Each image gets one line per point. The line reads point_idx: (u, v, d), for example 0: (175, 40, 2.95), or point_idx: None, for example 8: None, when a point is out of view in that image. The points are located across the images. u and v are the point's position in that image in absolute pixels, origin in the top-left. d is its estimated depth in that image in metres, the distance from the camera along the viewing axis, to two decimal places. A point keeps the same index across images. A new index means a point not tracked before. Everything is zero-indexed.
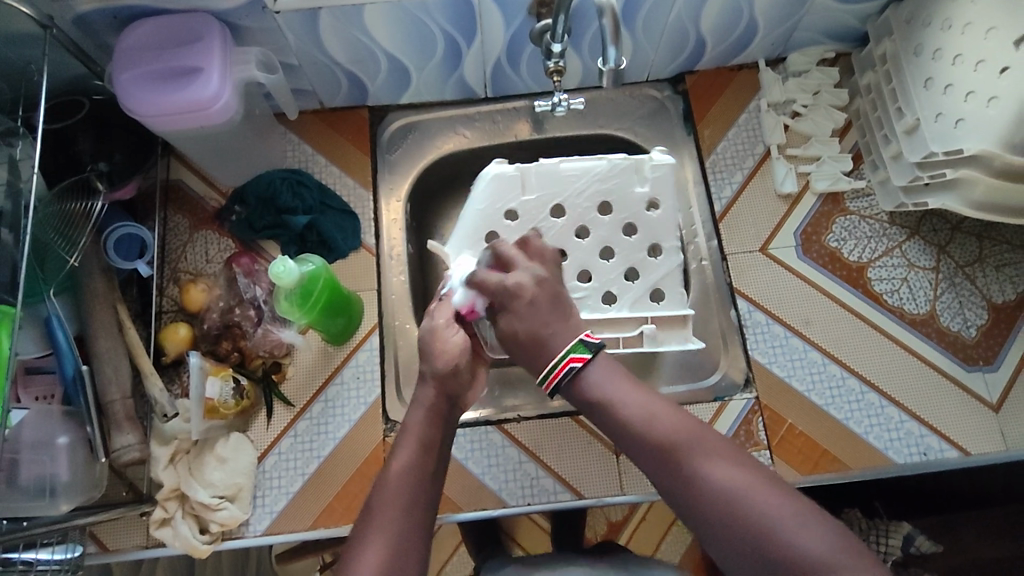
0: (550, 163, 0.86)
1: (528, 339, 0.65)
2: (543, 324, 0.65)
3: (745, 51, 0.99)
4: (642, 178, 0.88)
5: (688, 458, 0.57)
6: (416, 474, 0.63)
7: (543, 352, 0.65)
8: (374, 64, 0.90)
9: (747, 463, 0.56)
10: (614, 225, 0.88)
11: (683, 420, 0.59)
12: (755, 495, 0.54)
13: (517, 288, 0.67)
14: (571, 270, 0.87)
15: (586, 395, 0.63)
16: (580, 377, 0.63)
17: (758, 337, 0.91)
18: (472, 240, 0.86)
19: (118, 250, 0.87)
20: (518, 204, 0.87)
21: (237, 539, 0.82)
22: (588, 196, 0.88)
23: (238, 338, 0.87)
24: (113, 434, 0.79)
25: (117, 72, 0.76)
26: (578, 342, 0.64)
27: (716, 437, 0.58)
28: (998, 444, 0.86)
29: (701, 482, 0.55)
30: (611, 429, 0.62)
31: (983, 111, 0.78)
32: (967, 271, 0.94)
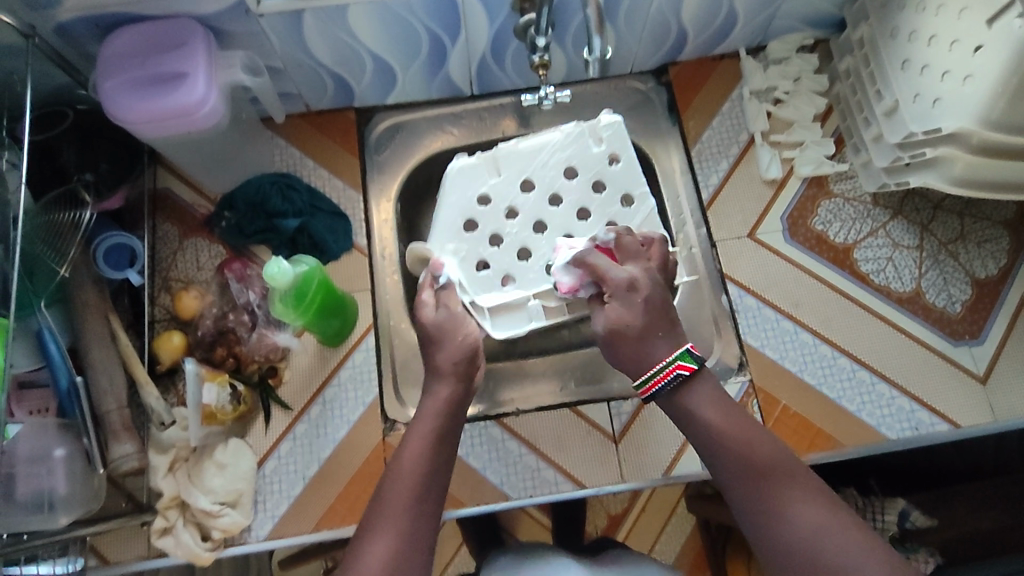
0: (509, 145, 0.88)
1: (624, 344, 0.69)
2: (644, 330, 0.68)
3: (726, 39, 1.00)
4: (597, 138, 0.89)
5: (781, 490, 0.62)
6: (425, 466, 0.66)
7: (643, 360, 0.68)
8: (358, 65, 0.90)
9: (833, 502, 0.62)
10: (585, 184, 0.89)
11: (779, 452, 0.64)
12: (839, 534, 0.59)
13: (633, 282, 0.70)
14: (553, 235, 0.88)
15: (686, 408, 0.68)
16: (681, 386, 0.68)
17: (750, 321, 0.92)
18: (452, 231, 0.87)
19: (108, 260, 0.87)
20: (488, 187, 0.88)
21: (240, 545, 0.82)
22: (554, 167, 0.89)
23: (233, 342, 0.86)
24: (110, 443, 0.79)
25: (101, 81, 0.76)
26: (685, 351, 0.68)
27: (808, 475, 0.63)
28: (986, 415, 0.88)
29: (792, 517, 0.60)
30: (703, 448, 0.67)
31: (960, 89, 0.78)
32: (950, 248, 0.96)
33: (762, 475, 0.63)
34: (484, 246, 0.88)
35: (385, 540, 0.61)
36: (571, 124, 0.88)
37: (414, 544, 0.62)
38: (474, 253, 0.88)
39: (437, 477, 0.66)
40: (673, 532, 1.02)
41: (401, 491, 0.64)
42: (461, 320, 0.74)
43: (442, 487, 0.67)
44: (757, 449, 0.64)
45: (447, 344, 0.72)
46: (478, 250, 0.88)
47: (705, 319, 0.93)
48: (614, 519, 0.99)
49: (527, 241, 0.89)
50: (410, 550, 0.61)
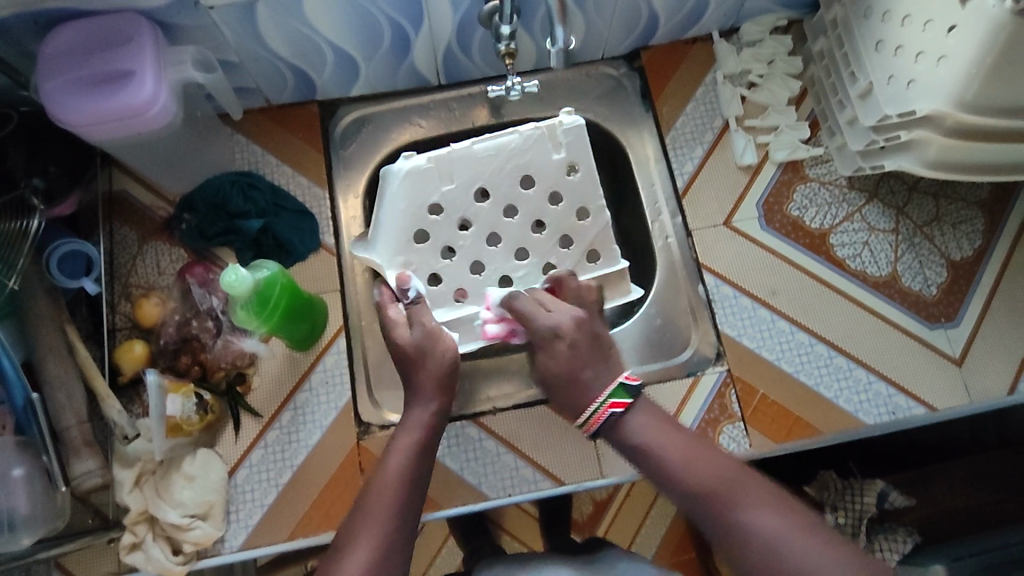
0: (463, 147, 0.81)
1: (565, 379, 0.70)
2: (580, 370, 0.70)
3: (698, 23, 0.98)
4: (556, 144, 0.84)
5: (731, 505, 0.61)
6: (406, 476, 0.66)
7: (584, 397, 0.69)
8: (319, 56, 0.87)
9: (787, 507, 0.61)
10: (540, 197, 0.86)
11: (727, 469, 0.64)
12: (799, 543, 0.59)
13: (557, 328, 0.71)
14: (507, 250, 0.87)
15: (625, 438, 0.67)
16: (619, 420, 0.68)
17: (727, 311, 0.91)
18: (401, 243, 0.84)
19: (62, 269, 0.83)
20: (440, 195, 0.84)
21: (213, 557, 0.80)
22: (511, 173, 0.84)
23: (197, 350, 0.84)
24: (72, 461, 0.77)
25: (42, 82, 0.72)
26: (619, 386, 0.68)
27: (759, 483, 0.63)
28: (962, 398, 0.88)
29: (747, 533, 0.60)
30: (649, 472, 0.66)
31: (933, 70, 0.77)
32: (925, 231, 0.95)
33: (716, 495, 0.62)
34: (436, 259, 0.86)
35: (364, 551, 0.61)
36: (531, 125, 0.82)
37: (389, 556, 0.62)
38: (425, 266, 0.86)
39: (420, 491, 0.67)
40: (656, 520, 1.04)
41: (378, 500, 0.64)
42: (440, 334, 0.74)
43: (422, 501, 0.67)
44: (703, 475, 0.63)
45: (430, 359, 0.73)
46: (430, 262, 0.86)
47: (682, 309, 0.93)
48: (599, 506, 1.01)
49: (481, 253, 0.87)
50: (387, 562, 0.61)
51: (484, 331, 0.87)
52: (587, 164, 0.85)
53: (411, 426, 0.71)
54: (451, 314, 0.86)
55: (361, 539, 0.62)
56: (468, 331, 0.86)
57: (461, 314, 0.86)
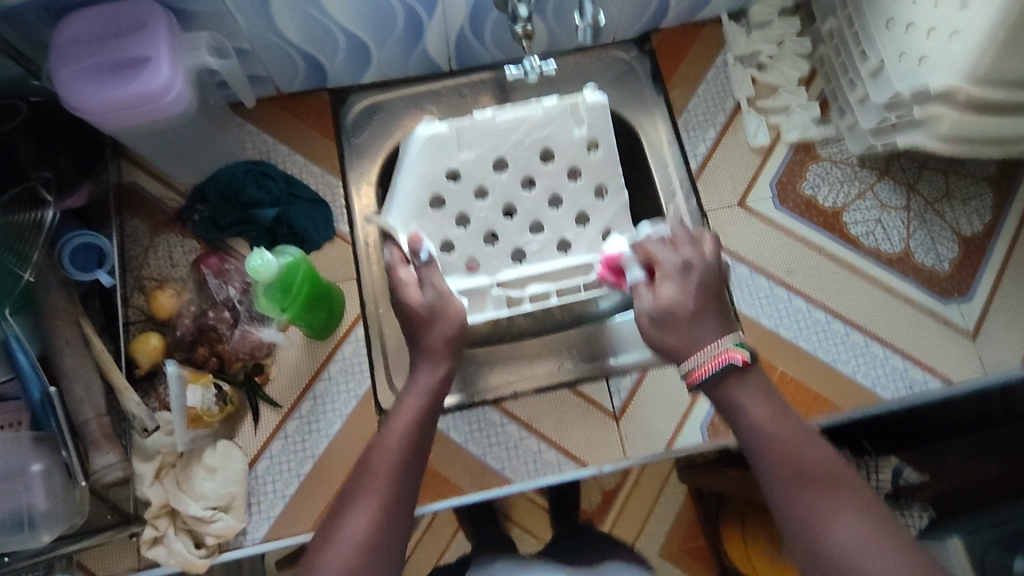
0: (484, 117, 0.80)
1: (679, 321, 0.64)
2: (695, 319, 0.64)
3: (707, 5, 0.98)
4: (578, 120, 0.82)
5: (816, 490, 0.57)
6: (415, 435, 0.66)
7: (692, 347, 0.64)
8: (331, 43, 0.86)
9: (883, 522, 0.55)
10: (559, 171, 0.84)
11: (830, 461, 0.58)
12: (884, 557, 0.53)
13: (686, 270, 0.67)
14: (521, 223, 0.85)
15: (728, 397, 0.63)
16: (732, 374, 0.62)
17: (744, 291, 0.92)
18: (416, 208, 0.82)
19: (74, 262, 0.81)
20: (458, 164, 0.81)
21: (235, 549, 0.80)
22: (530, 146, 0.82)
23: (214, 341, 0.82)
24: (91, 454, 0.74)
25: (56, 69, 0.70)
26: (739, 342, 0.62)
27: (862, 491, 0.57)
28: (977, 368, 0.91)
29: (832, 527, 0.55)
30: (743, 436, 0.62)
31: (946, 46, 0.77)
32: (936, 207, 0.96)
33: (811, 480, 0.57)
34: (450, 227, 0.84)
35: (366, 513, 0.59)
36: (555, 100, 0.81)
37: (392, 512, 0.60)
38: (439, 233, 0.83)
39: (422, 458, 0.65)
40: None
41: (383, 460, 0.63)
42: (449, 301, 0.73)
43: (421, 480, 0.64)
44: (805, 457, 0.59)
45: (437, 324, 0.72)
46: (444, 229, 0.83)
47: None
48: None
49: (494, 225, 0.85)
50: (389, 526, 0.59)
51: (493, 303, 0.83)
52: (609, 143, 0.84)
53: (418, 390, 0.70)
54: (464, 282, 0.83)
55: (365, 500, 0.60)
56: (477, 300, 0.84)
57: (475, 283, 0.83)
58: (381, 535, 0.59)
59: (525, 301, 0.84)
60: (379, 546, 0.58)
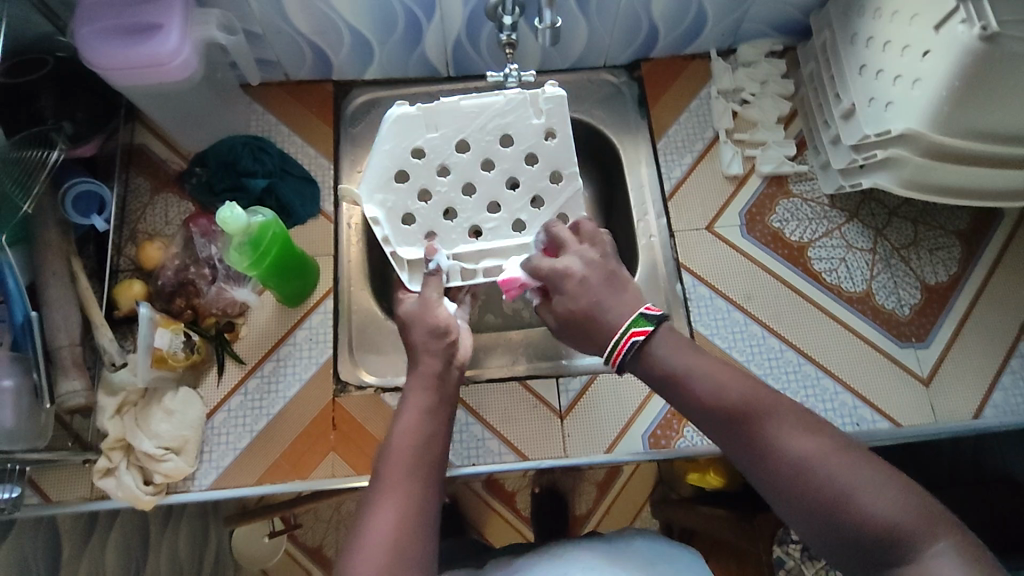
0: (450, 102, 0.83)
1: (584, 318, 0.69)
2: (598, 302, 0.69)
3: (696, 39, 1.03)
4: (537, 111, 0.84)
5: (755, 417, 0.58)
6: (425, 434, 0.68)
7: (601, 334, 0.68)
8: (336, 36, 0.93)
9: (820, 428, 0.57)
10: (518, 156, 0.86)
11: (754, 387, 0.61)
12: (830, 459, 0.55)
13: (569, 269, 0.72)
14: (480, 202, 0.88)
15: (653, 361, 0.65)
16: (643, 350, 0.66)
17: (702, 310, 0.95)
18: (381, 179, 0.85)
19: (76, 206, 0.88)
20: (425, 142, 0.85)
21: (181, 493, 0.83)
22: (492, 132, 0.85)
23: (192, 295, 0.88)
24: (59, 379, 0.79)
25: (79, 26, 0.78)
26: (638, 316, 0.67)
27: (790, 404, 0.59)
28: (928, 416, 0.91)
29: (774, 448, 0.57)
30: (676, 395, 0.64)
31: (909, 93, 0.81)
32: (902, 253, 0.98)
33: (744, 410, 0.59)
34: (411, 200, 0.86)
35: (393, 507, 0.61)
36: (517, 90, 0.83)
37: (421, 507, 0.62)
38: (400, 206, 0.86)
39: (435, 456, 0.67)
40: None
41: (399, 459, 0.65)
42: (434, 308, 0.76)
43: (439, 482, 0.66)
44: (729, 390, 0.61)
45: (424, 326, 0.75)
46: (405, 202, 0.86)
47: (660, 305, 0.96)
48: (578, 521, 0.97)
49: (453, 202, 0.87)
50: (418, 520, 0.61)
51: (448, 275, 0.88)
52: (566, 132, 0.85)
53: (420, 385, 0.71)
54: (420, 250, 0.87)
55: (389, 497, 0.61)
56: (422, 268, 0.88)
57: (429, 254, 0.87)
58: (413, 528, 0.60)
59: (479, 273, 0.89)
60: (410, 536, 0.59)
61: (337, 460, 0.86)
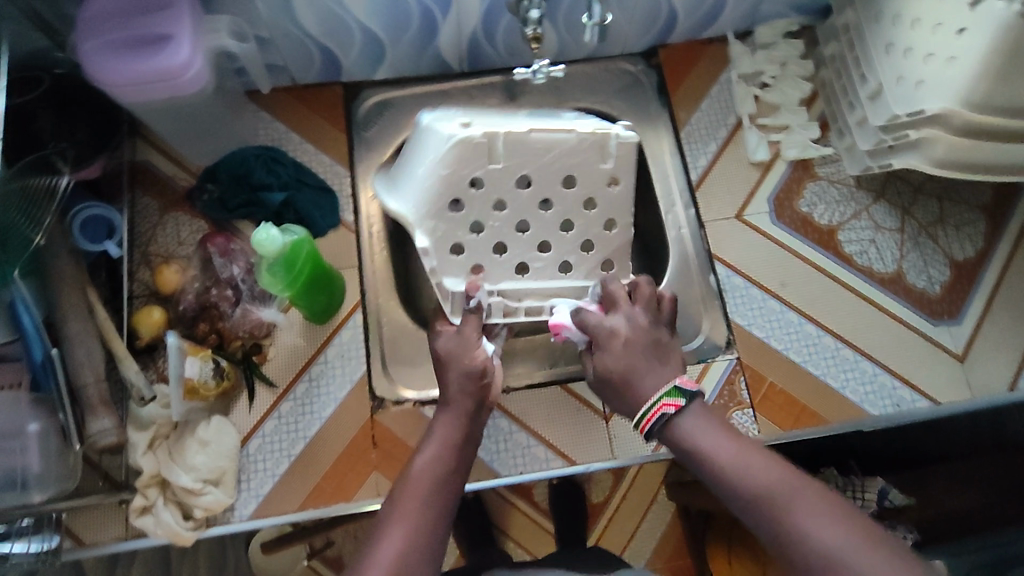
0: (521, 131, 0.79)
1: (619, 379, 0.70)
2: (637, 367, 0.70)
3: (714, 23, 1.01)
4: (605, 155, 0.82)
5: (787, 511, 0.58)
6: (443, 464, 0.67)
7: (636, 397, 0.69)
8: (347, 37, 0.89)
9: (851, 517, 0.57)
10: (577, 199, 0.84)
11: (780, 471, 0.61)
12: (859, 553, 0.54)
13: (615, 329, 0.73)
14: (533, 239, 0.85)
15: (679, 439, 0.66)
16: (672, 422, 0.67)
17: (737, 301, 0.93)
18: (432, 207, 0.82)
19: (84, 233, 0.84)
20: (484, 172, 0.81)
21: (222, 525, 0.80)
22: (556, 171, 0.82)
23: (216, 318, 0.84)
24: (87, 419, 0.76)
25: (82, 41, 0.73)
26: (674, 387, 0.67)
27: (819, 490, 0.59)
28: (963, 392, 0.92)
29: (802, 538, 0.56)
30: (705, 475, 0.64)
31: (941, 72, 0.80)
32: (930, 231, 0.98)
33: (769, 495, 0.59)
34: (461, 231, 0.83)
35: (401, 535, 0.60)
36: (588, 128, 0.81)
37: (428, 538, 0.61)
38: (449, 237, 0.83)
39: (453, 489, 0.66)
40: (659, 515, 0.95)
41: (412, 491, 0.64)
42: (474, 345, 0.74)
43: (452, 517, 0.65)
44: (756, 474, 0.61)
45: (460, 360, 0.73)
46: (455, 233, 0.83)
47: (695, 297, 0.94)
48: (595, 511, 0.93)
49: (504, 238, 0.84)
50: (423, 549, 0.60)
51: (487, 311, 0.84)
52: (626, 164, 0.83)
53: (451, 411, 0.71)
54: (462, 284, 0.84)
55: (396, 525, 0.61)
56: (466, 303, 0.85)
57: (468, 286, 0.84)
58: (415, 557, 0.59)
59: (520, 313, 0.85)
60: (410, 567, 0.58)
61: (381, 480, 0.83)
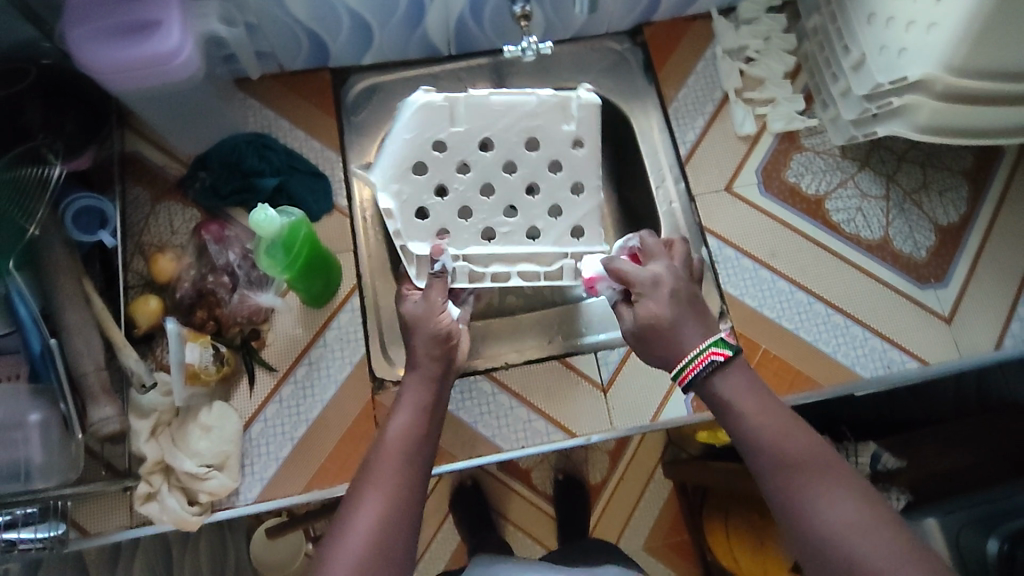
0: (480, 95, 0.82)
1: (661, 330, 0.68)
2: (679, 318, 0.68)
3: (698, 0, 1.02)
4: (568, 117, 0.85)
5: (812, 482, 0.60)
6: (414, 434, 0.68)
7: (674, 350, 0.67)
8: (335, 21, 0.89)
9: (872, 501, 0.59)
10: (541, 161, 0.86)
11: (810, 445, 0.62)
12: (872, 534, 0.56)
13: (658, 279, 0.69)
14: (498, 202, 0.86)
15: (716, 395, 0.67)
16: (715, 373, 0.66)
17: (729, 271, 0.95)
18: (398, 170, 0.84)
19: (77, 224, 0.83)
20: (447, 135, 0.83)
21: (228, 509, 0.81)
22: (517, 133, 0.85)
23: (213, 305, 0.84)
24: (89, 408, 0.75)
25: (69, 30, 0.72)
26: (721, 338, 0.67)
27: (845, 470, 0.61)
28: (952, 353, 0.94)
29: (820, 509, 0.58)
30: (735, 435, 0.65)
31: (922, 38, 0.81)
32: (914, 198, 1.00)
33: (797, 465, 0.61)
34: (427, 194, 0.85)
35: (376, 506, 0.61)
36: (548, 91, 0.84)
37: (403, 507, 0.62)
38: (415, 200, 0.85)
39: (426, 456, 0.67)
40: (648, 504, 1.15)
41: (385, 464, 0.65)
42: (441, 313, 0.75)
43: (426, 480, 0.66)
44: (787, 443, 0.62)
45: (426, 324, 0.74)
46: (421, 196, 0.85)
47: None
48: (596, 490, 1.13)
49: (469, 201, 0.86)
50: (399, 517, 0.61)
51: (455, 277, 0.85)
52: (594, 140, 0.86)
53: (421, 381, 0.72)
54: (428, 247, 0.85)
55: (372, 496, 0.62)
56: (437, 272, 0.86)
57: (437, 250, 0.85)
58: (391, 524, 0.61)
59: (486, 278, 0.87)
60: (387, 537, 0.60)
61: None
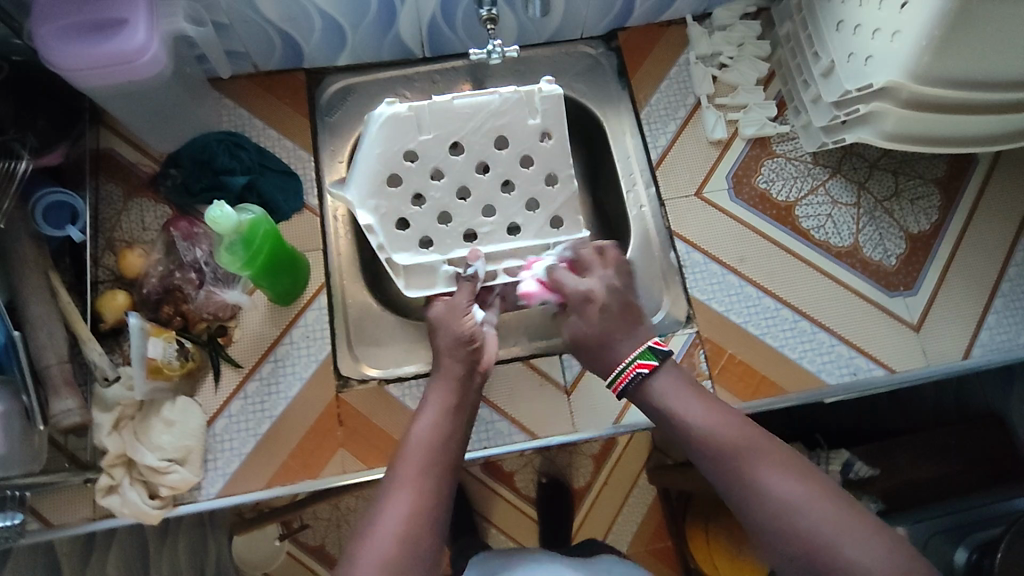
0: (444, 100, 0.81)
1: (596, 345, 0.73)
2: (609, 334, 0.73)
3: (671, 6, 1.02)
4: (534, 110, 0.84)
5: (750, 466, 0.62)
6: (441, 430, 0.67)
7: (608, 363, 0.73)
8: (307, 23, 0.90)
9: (808, 473, 0.61)
10: (513, 158, 0.86)
11: (743, 428, 0.65)
12: (813, 506, 0.58)
13: (589, 294, 0.75)
14: (475, 205, 0.87)
15: (651, 397, 0.70)
16: (645, 381, 0.70)
17: (697, 275, 0.95)
18: (374, 184, 0.84)
19: (48, 218, 0.84)
20: (417, 144, 0.83)
21: (190, 503, 0.81)
22: (486, 134, 0.84)
23: (180, 301, 0.85)
24: (51, 400, 0.76)
25: (37, 27, 0.74)
26: (646, 348, 0.71)
27: (779, 447, 0.63)
28: (920, 360, 0.94)
29: (761, 490, 0.60)
30: (675, 432, 0.68)
31: (887, 46, 0.81)
32: (886, 205, 1.00)
33: (734, 450, 0.63)
34: (405, 205, 0.85)
35: (403, 502, 0.61)
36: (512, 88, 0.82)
37: (432, 505, 0.62)
38: (395, 212, 0.85)
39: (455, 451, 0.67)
40: (634, 505, 1.08)
41: (410, 459, 0.65)
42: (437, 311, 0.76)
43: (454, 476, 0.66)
44: (721, 430, 0.64)
45: (446, 326, 0.75)
46: (399, 208, 0.85)
47: (656, 274, 0.96)
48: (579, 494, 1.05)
49: (448, 206, 0.87)
50: (428, 514, 0.61)
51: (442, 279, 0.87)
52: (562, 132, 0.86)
53: (445, 377, 0.72)
54: (414, 258, 0.86)
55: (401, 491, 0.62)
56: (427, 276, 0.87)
57: (421, 259, 0.86)
58: (421, 521, 0.61)
59: None
60: (416, 532, 0.60)
61: (347, 455, 0.84)
